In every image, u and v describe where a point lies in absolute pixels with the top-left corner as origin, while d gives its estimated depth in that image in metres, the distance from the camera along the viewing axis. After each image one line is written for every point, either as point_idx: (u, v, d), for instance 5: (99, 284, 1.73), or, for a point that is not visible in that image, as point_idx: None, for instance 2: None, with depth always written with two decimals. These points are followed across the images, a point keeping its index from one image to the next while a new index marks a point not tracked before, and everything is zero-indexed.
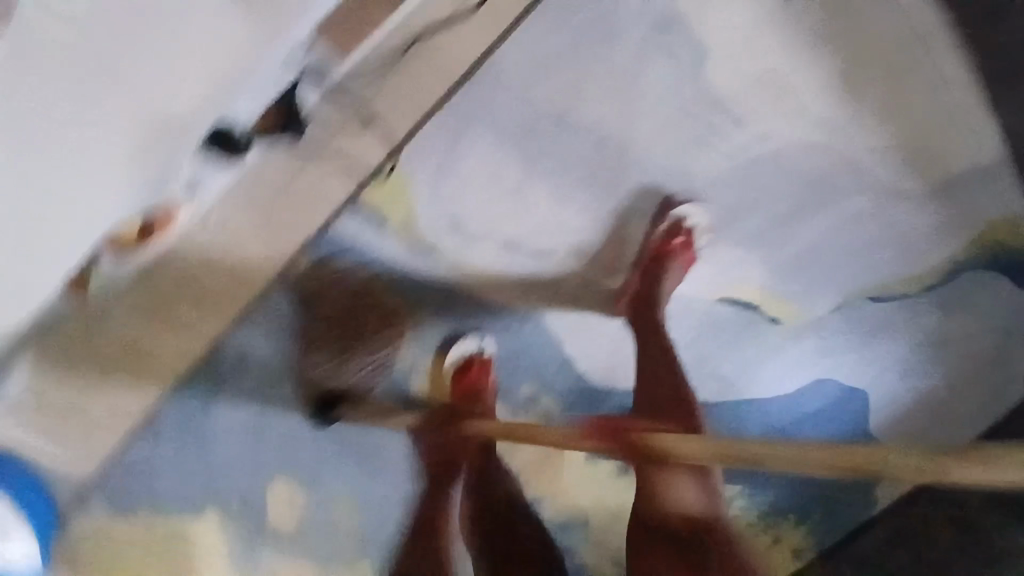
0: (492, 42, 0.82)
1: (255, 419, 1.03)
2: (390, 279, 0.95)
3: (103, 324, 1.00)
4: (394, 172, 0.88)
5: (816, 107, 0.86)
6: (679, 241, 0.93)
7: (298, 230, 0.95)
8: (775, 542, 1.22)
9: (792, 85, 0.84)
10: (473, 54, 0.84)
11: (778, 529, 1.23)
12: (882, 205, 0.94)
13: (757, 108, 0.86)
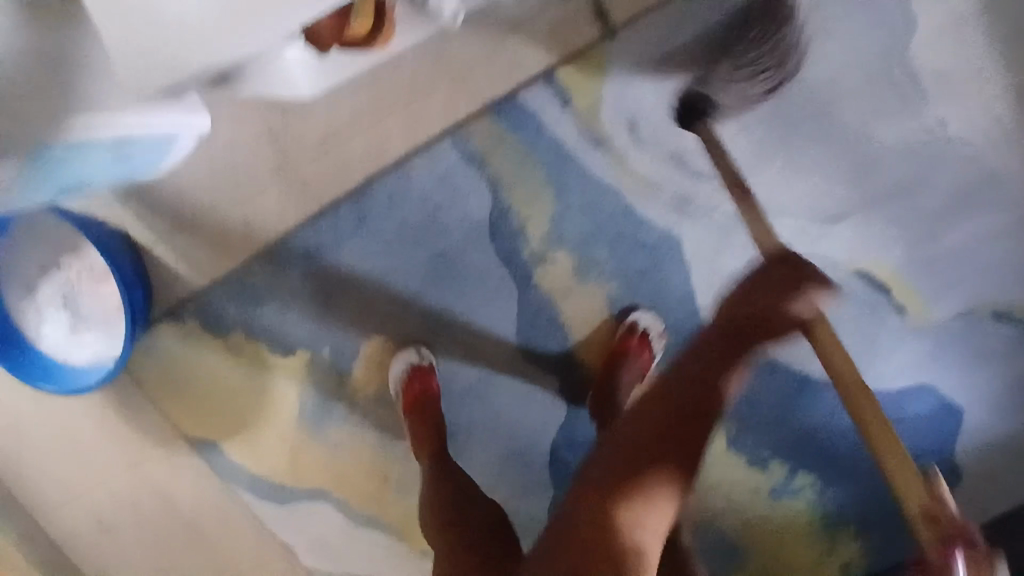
0: None
1: (377, 269, 1.04)
2: (558, 161, 0.97)
3: (261, 133, 0.99)
4: (598, 53, 0.96)
5: (992, 104, 1.01)
6: (634, 341, 1.01)
7: (480, 91, 0.96)
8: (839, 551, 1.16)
9: (975, 80, 1.00)
10: None
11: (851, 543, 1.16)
12: (1010, 223, 1.04)
13: (937, 92, 1.01)
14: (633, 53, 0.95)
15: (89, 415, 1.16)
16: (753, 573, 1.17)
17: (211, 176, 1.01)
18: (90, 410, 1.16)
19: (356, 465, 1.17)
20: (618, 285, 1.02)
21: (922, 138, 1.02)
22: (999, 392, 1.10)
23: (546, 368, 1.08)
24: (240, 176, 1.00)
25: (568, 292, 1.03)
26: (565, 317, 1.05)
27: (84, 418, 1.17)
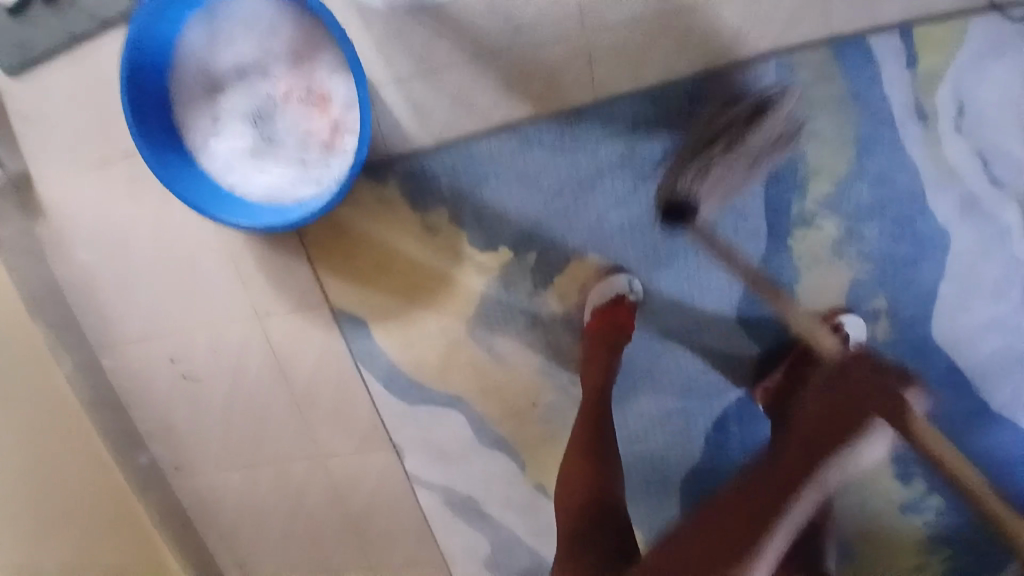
0: None
1: (630, 183, 0.91)
2: (872, 120, 0.88)
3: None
4: (967, 15, 0.85)
5: None
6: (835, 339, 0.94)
7: (836, 9, 0.85)
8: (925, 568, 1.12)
9: None
10: None
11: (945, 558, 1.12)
12: None
13: None
14: (1010, 30, 0.85)
15: (224, 249, 0.98)
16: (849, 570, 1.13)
17: (491, 16, 0.84)
18: (227, 245, 0.98)
19: (511, 383, 1.04)
20: (869, 267, 0.95)
21: None
22: None
23: (751, 334, 0.98)
24: (521, 26, 0.85)
25: (819, 262, 0.94)
26: (800, 287, 0.96)
27: (216, 250, 0.98)
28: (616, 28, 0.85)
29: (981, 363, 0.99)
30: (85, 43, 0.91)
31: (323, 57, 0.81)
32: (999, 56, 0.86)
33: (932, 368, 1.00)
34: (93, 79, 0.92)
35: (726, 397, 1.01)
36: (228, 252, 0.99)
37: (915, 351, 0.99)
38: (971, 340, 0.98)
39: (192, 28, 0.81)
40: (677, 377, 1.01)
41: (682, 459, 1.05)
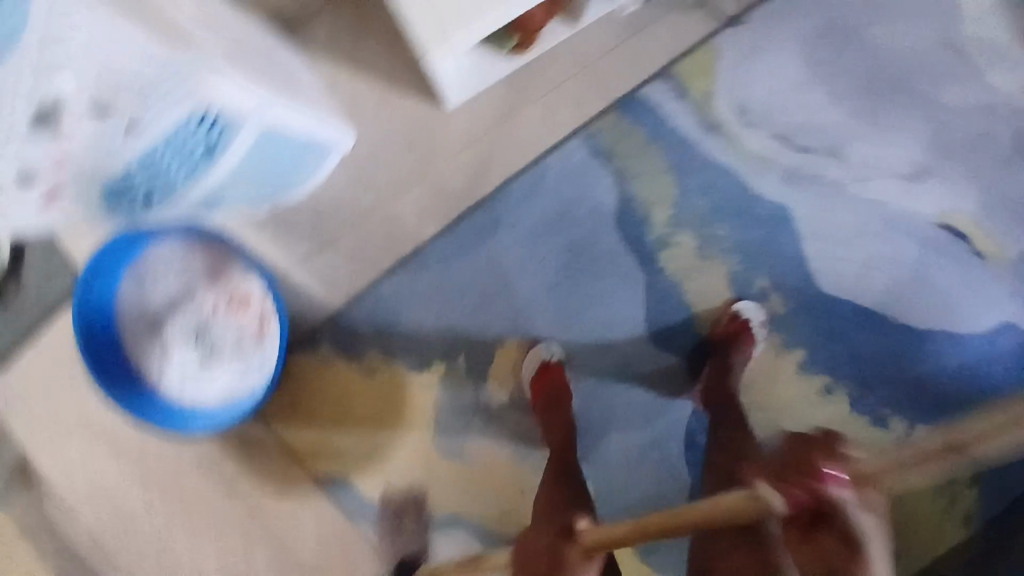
0: None
1: (513, 269, 1.07)
2: (675, 146, 1.07)
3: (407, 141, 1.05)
4: (704, 48, 1.08)
5: None
6: (738, 326, 1.05)
7: (607, 84, 1.07)
8: (951, 509, 1.17)
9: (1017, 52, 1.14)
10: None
11: (965, 487, 1.17)
12: None
13: (985, 61, 1.14)
14: (740, 46, 1.08)
15: (208, 457, 1.10)
16: None
17: (354, 189, 1.05)
18: (209, 452, 1.10)
19: (491, 479, 1.10)
20: (737, 257, 1.09)
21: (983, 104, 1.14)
22: None
23: (676, 349, 1.09)
24: (382, 185, 1.05)
25: (695, 269, 1.09)
26: (692, 294, 1.09)
27: (201, 460, 1.10)
28: (451, 160, 1.06)
29: (877, 295, 1.13)
30: (45, 332, 1.09)
31: (233, 269, 0.99)
32: (744, 66, 1.09)
33: (837, 316, 1.12)
34: (63, 357, 1.09)
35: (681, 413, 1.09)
36: (211, 459, 1.10)
37: (819, 307, 1.11)
38: (857, 278, 1.12)
39: (125, 283, 0.98)
40: (630, 413, 1.09)
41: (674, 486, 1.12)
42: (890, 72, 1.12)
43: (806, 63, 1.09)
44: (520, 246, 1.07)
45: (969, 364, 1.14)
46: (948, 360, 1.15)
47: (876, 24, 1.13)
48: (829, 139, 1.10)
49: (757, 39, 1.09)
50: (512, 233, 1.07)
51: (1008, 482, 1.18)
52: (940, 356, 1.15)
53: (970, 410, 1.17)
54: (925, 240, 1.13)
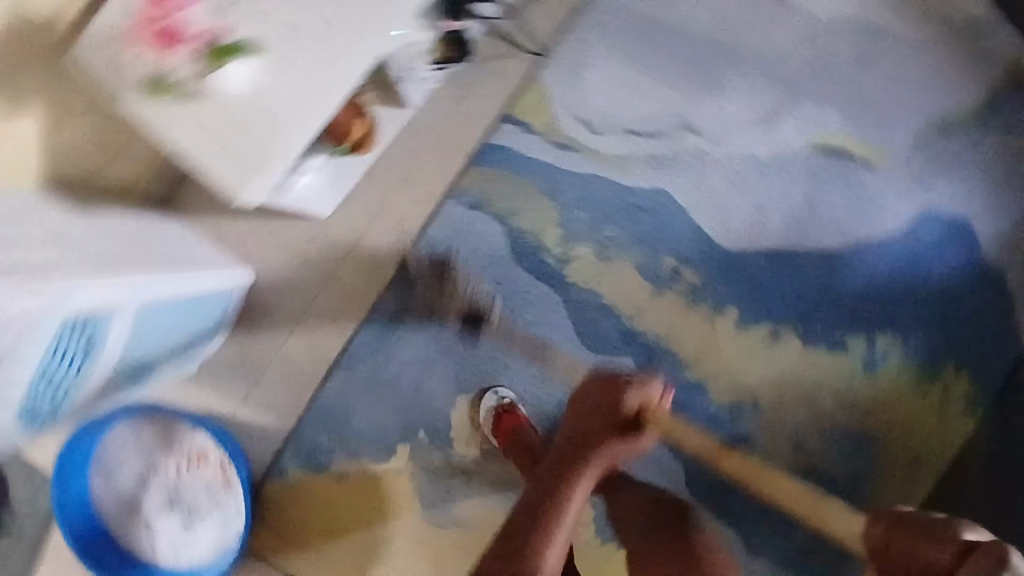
0: None
1: (438, 335, 1.13)
2: (541, 174, 1.13)
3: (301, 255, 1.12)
4: (534, 82, 1.15)
5: None
6: None
7: (460, 142, 1.14)
8: (940, 400, 1.18)
9: None
10: None
11: (944, 376, 1.19)
12: (910, 60, 1.20)
13: None
14: (562, 65, 1.15)
15: None
16: (884, 455, 1.18)
17: (270, 318, 1.12)
18: None
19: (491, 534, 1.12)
20: (636, 249, 1.15)
21: (807, 32, 1.19)
22: (989, 199, 1.19)
23: (614, 351, 1.15)
24: (294, 302, 1.12)
25: (601, 274, 1.14)
26: (608, 298, 1.15)
27: None
28: (345, 260, 1.12)
29: (782, 235, 1.17)
30: (35, 552, 1.12)
31: (181, 432, 1.06)
32: (573, 81, 1.15)
33: (751, 267, 1.17)
34: (62, 566, 1.14)
35: None
36: None
37: (731, 265, 1.17)
38: (756, 227, 1.17)
39: (97, 479, 1.04)
40: None
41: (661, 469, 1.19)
42: (709, 35, 1.19)
43: (631, 58, 1.17)
44: (437, 312, 1.13)
45: (898, 261, 1.18)
46: (876, 267, 1.18)
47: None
48: (677, 115, 1.16)
49: (576, 54, 1.16)
50: (426, 304, 1.13)
51: (986, 356, 1.19)
52: (866, 266, 1.18)
53: (919, 303, 1.19)
54: (809, 169, 1.18)
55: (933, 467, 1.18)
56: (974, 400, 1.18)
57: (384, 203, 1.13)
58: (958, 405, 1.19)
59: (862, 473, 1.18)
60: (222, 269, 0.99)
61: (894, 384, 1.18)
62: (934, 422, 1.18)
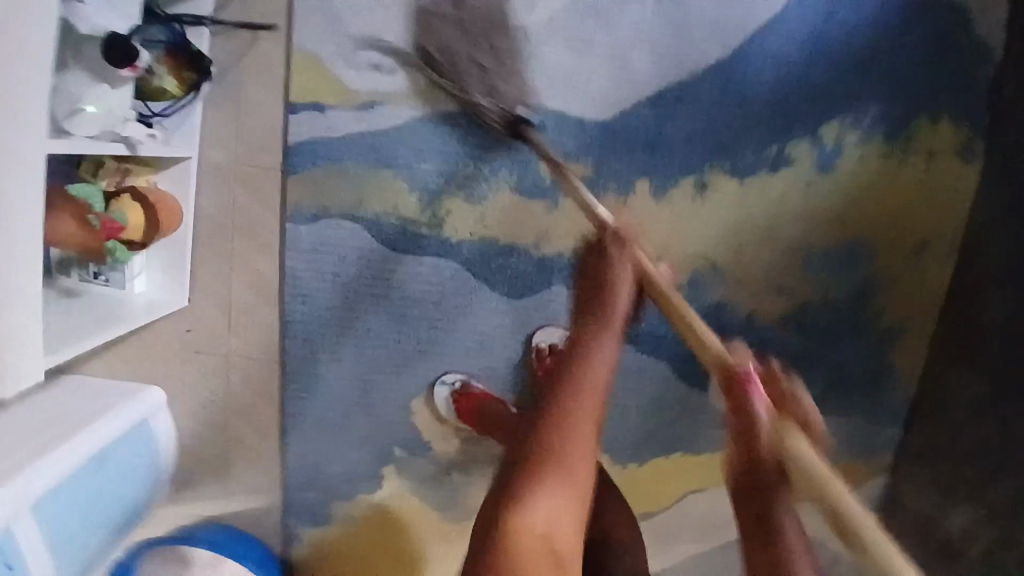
0: None
1: (357, 358, 1.05)
2: (364, 148, 0.98)
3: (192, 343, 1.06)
4: (295, 54, 0.94)
5: None
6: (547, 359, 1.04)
7: (264, 158, 0.98)
8: (918, 160, 1.05)
9: None
10: None
11: (914, 133, 1.04)
12: None
13: None
14: (312, 13, 0.93)
15: None
16: (870, 247, 1.08)
17: (202, 416, 1.08)
18: None
19: None
20: (504, 174, 1.00)
21: None
22: None
23: (535, 287, 1.05)
24: (211, 389, 1.07)
25: (482, 218, 1.01)
26: (503, 238, 1.02)
27: None
28: (233, 330, 1.05)
29: (662, 70, 0.99)
30: None
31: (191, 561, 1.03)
32: (336, 24, 0.94)
33: (640, 127, 1.00)
34: None
35: None
36: None
37: (616, 137, 1.00)
38: (626, 78, 0.99)
39: None
40: None
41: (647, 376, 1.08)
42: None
43: None
44: (343, 338, 1.04)
45: (812, 30, 0.99)
46: (785, 50, 1.00)
47: None
48: None
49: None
50: (328, 335, 1.04)
51: (955, 89, 1.03)
52: (774, 55, 0.99)
53: (855, 68, 1.01)
54: None
55: (932, 235, 1.08)
56: (957, 144, 1.04)
57: (232, 256, 1.02)
58: (942, 158, 1.05)
59: (853, 276, 1.09)
60: (125, 407, 0.97)
61: (859, 168, 1.05)
62: (920, 187, 1.06)
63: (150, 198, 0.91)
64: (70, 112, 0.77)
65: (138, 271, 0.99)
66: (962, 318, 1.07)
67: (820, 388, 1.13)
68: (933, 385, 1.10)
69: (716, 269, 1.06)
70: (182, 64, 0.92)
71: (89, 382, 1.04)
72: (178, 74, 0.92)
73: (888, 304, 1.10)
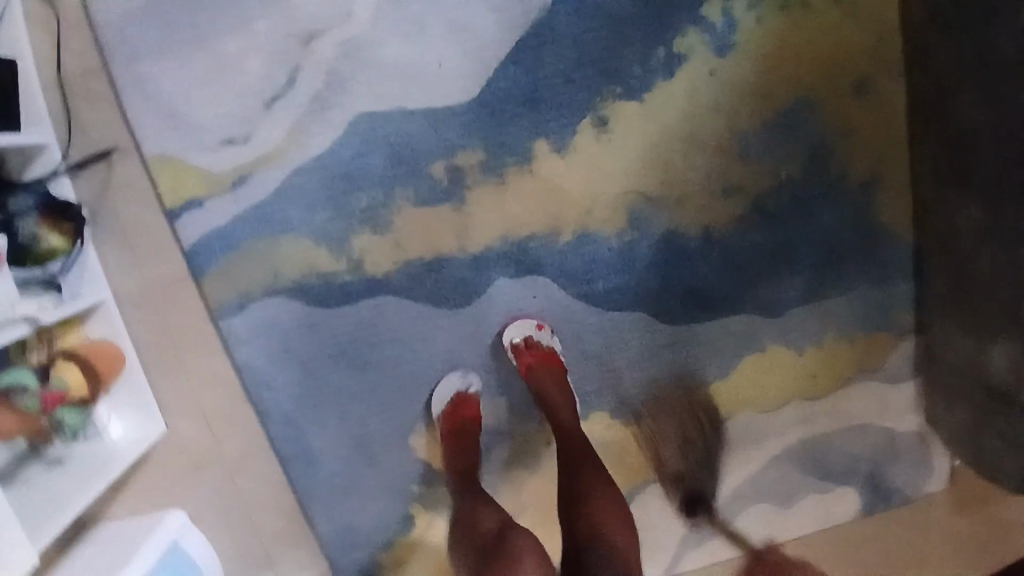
0: (83, 8, 0.89)
1: (340, 418, 1.04)
2: (257, 222, 0.95)
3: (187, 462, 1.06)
4: (154, 159, 0.92)
5: None
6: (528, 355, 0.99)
7: (169, 269, 0.97)
8: (821, 5, 0.97)
9: None
10: (85, 19, 0.89)
11: None
12: None
13: None
14: (149, 113, 0.90)
15: None
16: (811, 114, 1.00)
17: (225, 527, 1.08)
18: None
19: (546, 489, 1.10)
20: (398, 190, 0.95)
21: None
22: None
23: (477, 288, 1.01)
24: (224, 498, 1.07)
25: (395, 242, 0.97)
26: (425, 252, 0.98)
27: None
28: (215, 438, 1.04)
29: (508, 24, 0.92)
30: None
31: None
32: (175, 116, 0.91)
33: (513, 89, 0.93)
34: None
35: (550, 290, 1.02)
36: None
37: (492, 108, 0.94)
38: (476, 46, 0.92)
39: None
40: None
41: (624, 328, 1.05)
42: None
43: (193, 32, 0.89)
44: (318, 405, 1.03)
45: None
46: None
47: None
48: (295, 32, 0.90)
49: (146, 86, 0.90)
50: (304, 408, 1.03)
51: None
52: None
53: None
54: None
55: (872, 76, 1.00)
56: None
57: (186, 370, 1.01)
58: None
59: (806, 148, 1.01)
60: (151, 539, 0.94)
61: (764, 37, 0.96)
62: (834, 31, 0.98)
63: (85, 351, 0.93)
64: None
65: (106, 419, 0.98)
66: (950, 144, 0.91)
67: (807, 273, 1.06)
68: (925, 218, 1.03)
69: (652, 197, 1.00)
70: (55, 214, 0.88)
71: (123, 526, 1.01)
72: (58, 226, 0.88)
73: (847, 158, 1.02)
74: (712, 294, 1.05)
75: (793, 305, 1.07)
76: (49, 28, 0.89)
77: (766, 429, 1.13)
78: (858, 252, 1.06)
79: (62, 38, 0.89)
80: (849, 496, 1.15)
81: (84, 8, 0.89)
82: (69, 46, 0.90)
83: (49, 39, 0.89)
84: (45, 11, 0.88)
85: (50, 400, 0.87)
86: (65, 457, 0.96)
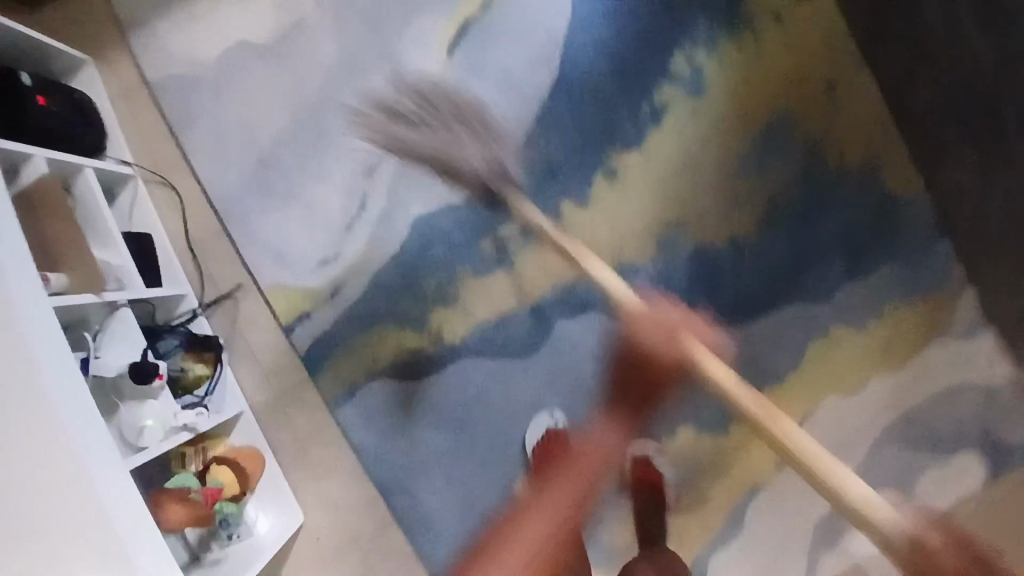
0: (206, 196, 1.19)
1: (449, 481, 1.15)
2: (352, 320, 1.16)
3: (326, 548, 1.17)
4: (269, 290, 1.17)
5: None
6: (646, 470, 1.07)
7: (291, 376, 1.17)
8: (768, 36, 1.14)
9: None
10: (208, 203, 1.19)
11: (746, 22, 1.14)
12: None
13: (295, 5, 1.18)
14: (262, 257, 1.17)
15: None
16: (790, 121, 1.14)
17: None
18: None
19: None
20: (459, 269, 1.15)
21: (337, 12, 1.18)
22: None
23: (542, 335, 1.14)
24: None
25: (465, 312, 1.15)
26: (491, 315, 1.15)
27: None
28: (347, 522, 1.17)
29: (516, 122, 1.15)
30: None
31: None
32: (280, 255, 1.17)
33: (532, 167, 1.14)
34: None
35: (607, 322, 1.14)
36: None
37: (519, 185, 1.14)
38: None
39: None
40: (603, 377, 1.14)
41: None
42: (297, 103, 1.18)
43: (285, 191, 1.18)
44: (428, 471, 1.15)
45: (600, 17, 1.15)
46: (591, 43, 1.15)
47: (251, 114, 1.19)
48: (358, 171, 1.17)
49: (256, 238, 1.17)
50: (415, 477, 1.15)
51: None
52: (587, 51, 1.15)
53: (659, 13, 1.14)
54: (465, 69, 1.16)
55: (835, 77, 1.14)
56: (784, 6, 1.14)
57: (314, 462, 1.17)
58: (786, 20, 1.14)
59: (795, 150, 1.14)
60: None
61: (727, 73, 1.14)
62: (787, 52, 1.14)
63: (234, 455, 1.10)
64: (138, 434, 0.97)
65: (254, 515, 1.13)
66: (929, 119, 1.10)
67: (840, 254, 1.13)
68: (937, 179, 1.11)
69: (673, 223, 1.14)
70: (200, 348, 1.12)
71: None
72: (204, 357, 1.12)
73: (838, 148, 1.13)
74: (757, 295, 1.12)
75: (840, 287, 1.12)
76: (184, 216, 1.19)
77: (858, 414, 1.12)
78: (885, 227, 1.12)
79: (189, 219, 1.19)
80: (968, 465, 1.11)
81: (206, 196, 1.19)
82: (198, 225, 1.19)
83: (182, 222, 1.19)
84: (182, 205, 1.19)
85: (210, 495, 1.02)
86: (220, 558, 1.09)
